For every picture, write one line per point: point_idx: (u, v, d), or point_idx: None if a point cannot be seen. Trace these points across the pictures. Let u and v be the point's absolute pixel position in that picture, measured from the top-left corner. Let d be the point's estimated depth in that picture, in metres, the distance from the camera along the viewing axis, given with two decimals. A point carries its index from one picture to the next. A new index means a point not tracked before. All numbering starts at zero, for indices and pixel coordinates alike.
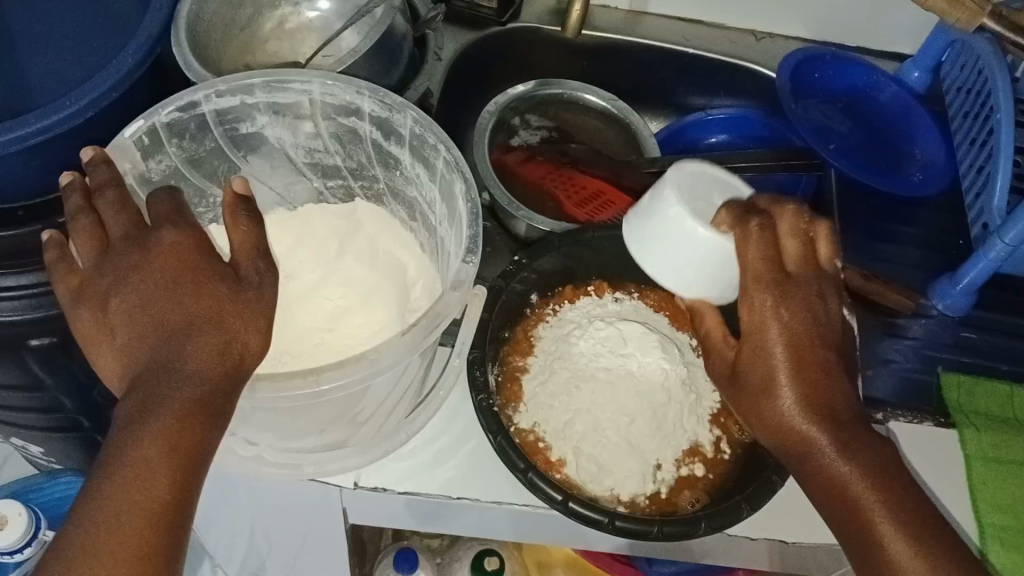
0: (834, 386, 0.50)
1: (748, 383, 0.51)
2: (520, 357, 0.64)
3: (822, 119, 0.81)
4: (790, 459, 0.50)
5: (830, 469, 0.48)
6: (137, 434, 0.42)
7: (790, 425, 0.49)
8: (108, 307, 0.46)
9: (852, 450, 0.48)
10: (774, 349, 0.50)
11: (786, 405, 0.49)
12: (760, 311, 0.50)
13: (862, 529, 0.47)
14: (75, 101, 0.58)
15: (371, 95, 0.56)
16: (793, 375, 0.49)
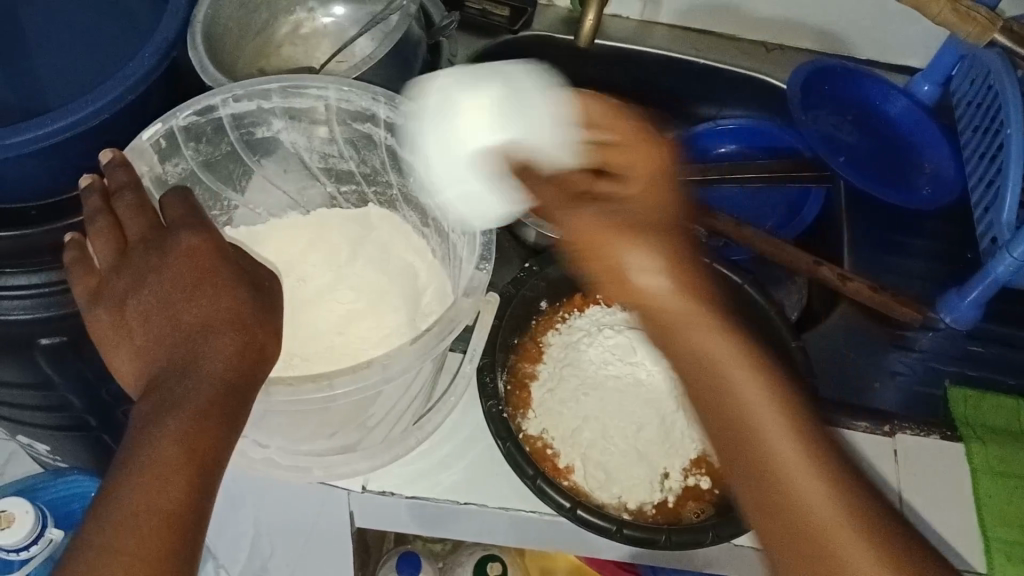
0: (737, 334, 0.49)
1: (659, 327, 0.49)
2: (530, 364, 0.64)
3: (830, 130, 0.82)
4: (701, 410, 0.49)
5: (756, 430, 0.47)
6: (156, 434, 0.43)
7: (709, 371, 0.48)
8: (127, 311, 0.47)
9: (764, 401, 0.47)
10: (670, 295, 0.48)
11: (701, 352, 0.48)
12: (656, 253, 0.47)
13: (772, 488, 0.46)
14: (92, 103, 0.58)
15: (387, 102, 0.56)
16: (700, 330, 0.48)
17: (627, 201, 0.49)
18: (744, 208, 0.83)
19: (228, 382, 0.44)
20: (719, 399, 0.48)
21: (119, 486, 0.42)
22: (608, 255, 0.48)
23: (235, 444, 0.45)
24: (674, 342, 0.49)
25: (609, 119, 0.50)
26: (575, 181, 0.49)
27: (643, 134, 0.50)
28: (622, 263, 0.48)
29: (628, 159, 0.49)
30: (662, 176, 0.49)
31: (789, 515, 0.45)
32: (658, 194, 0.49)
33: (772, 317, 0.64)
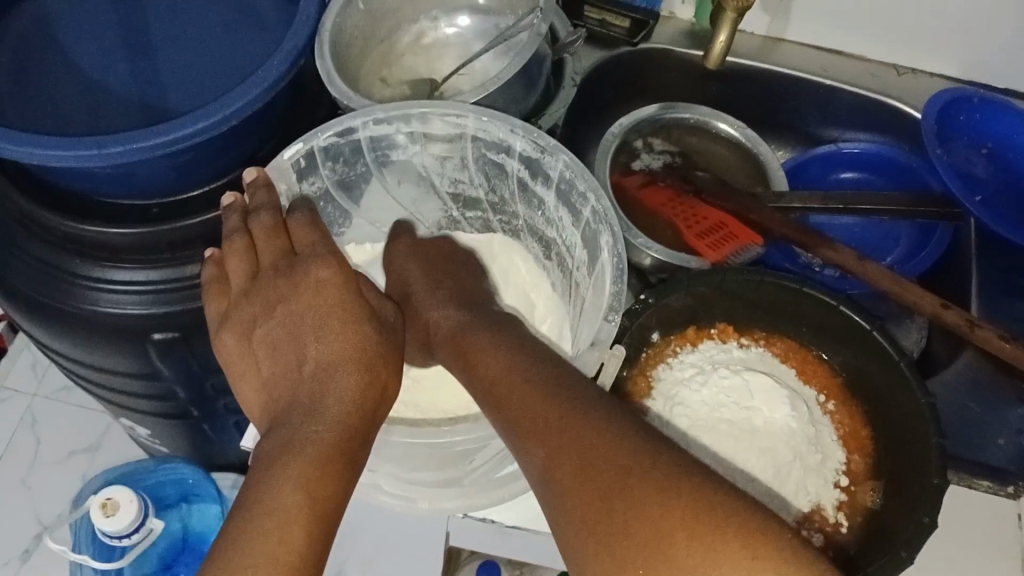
0: (502, 346, 0.51)
1: (456, 359, 0.53)
2: (639, 399, 0.62)
3: (965, 164, 0.78)
4: (489, 416, 0.49)
5: (507, 427, 0.47)
6: (277, 479, 0.41)
7: (486, 386, 0.50)
8: (254, 339, 0.48)
9: (516, 398, 0.47)
10: (459, 333, 0.54)
11: (469, 364, 0.52)
12: (438, 310, 0.57)
13: (546, 472, 0.45)
14: (218, 111, 0.57)
15: (524, 135, 0.56)
16: (472, 352, 0.52)
17: (421, 289, 0.59)
18: (863, 242, 0.81)
19: (350, 426, 0.44)
20: (506, 394, 0.48)
21: (239, 533, 0.39)
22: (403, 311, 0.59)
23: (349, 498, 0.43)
24: (462, 367, 0.52)
25: (431, 255, 0.61)
26: (400, 290, 0.60)
27: (424, 250, 0.61)
28: (443, 322, 0.56)
29: (401, 268, 0.61)
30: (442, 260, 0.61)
31: (569, 493, 0.43)
32: (452, 280, 0.59)
33: (904, 369, 0.59)
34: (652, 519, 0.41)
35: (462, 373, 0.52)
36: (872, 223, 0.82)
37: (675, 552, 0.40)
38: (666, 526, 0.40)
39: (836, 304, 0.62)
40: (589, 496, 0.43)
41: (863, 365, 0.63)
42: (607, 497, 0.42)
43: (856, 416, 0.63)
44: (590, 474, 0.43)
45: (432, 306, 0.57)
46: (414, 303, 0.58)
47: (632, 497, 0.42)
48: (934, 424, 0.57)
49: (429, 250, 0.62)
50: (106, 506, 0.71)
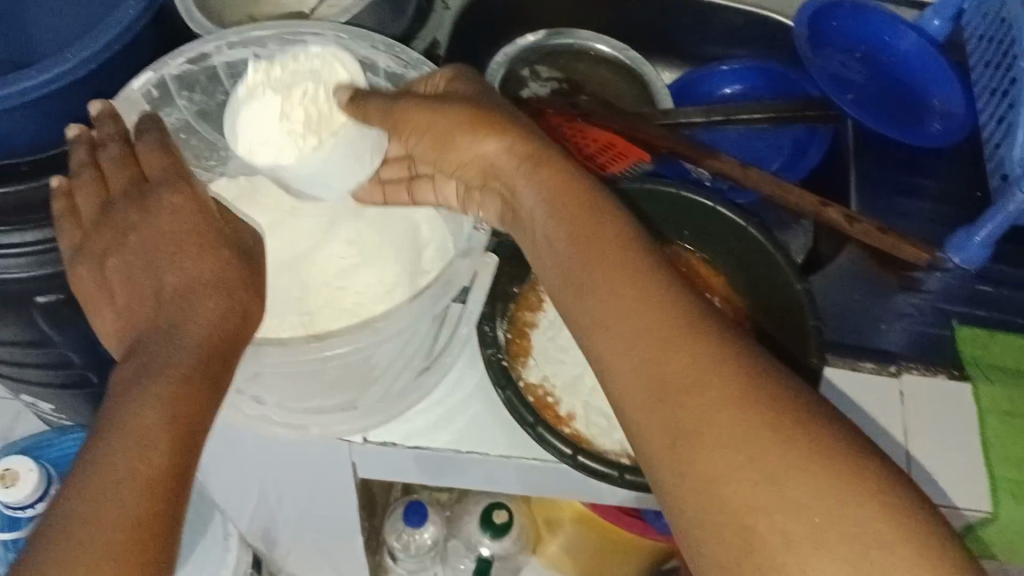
0: (623, 235, 0.46)
1: (561, 243, 0.47)
2: (530, 312, 0.64)
3: (839, 68, 0.81)
4: (613, 307, 0.44)
5: (640, 321, 0.43)
6: (136, 401, 0.41)
7: (604, 281, 0.45)
8: (108, 272, 0.48)
9: (652, 294, 0.43)
10: (561, 219, 0.48)
11: (570, 249, 0.47)
12: (528, 172, 0.50)
13: (700, 378, 0.40)
14: (78, 55, 0.55)
15: (386, 51, 0.58)
16: (586, 240, 0.46)
17: (482, 113, 0.51)
18: (750, 154, 0.82)
19: (210, 349, 0.44)
20: (639, 286, 0.44)
21: (99, 454, 0.40)
22: (455, 143, 0.52)
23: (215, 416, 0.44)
24: (564, 254, 0.47)
25: (470, 96, 0.53)
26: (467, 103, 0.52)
27: (464, 90, 0.54)
28: (533, 189, 0.49)
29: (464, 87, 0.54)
30: (481, 99, 0.53)
31: (720, 404, 0.40)
32: (524, 125, 0.52)
33: (780, 260, 0.62)
34: (840, 471, 0.37)
35: (568, 258, 0.47)
36: (756, 133, 0.83)
37: (869, 518, 0.36)
38: (856, 479, 0.37)
39: (714, 205, 0.64)
40: (758, 418, 0.39)
41: (737, 253, 0.65)
42: (780, 424, 0.39)
43: None
44: (752, 396, 0.39)
45: (505, 132, 0.51)
46: (482, 111, 0.52)
47: (811, 437, 0.38)
48: (809, 307, 0.60)
49: (481, 89, 0.54)
50: (4, 478, 0.69)
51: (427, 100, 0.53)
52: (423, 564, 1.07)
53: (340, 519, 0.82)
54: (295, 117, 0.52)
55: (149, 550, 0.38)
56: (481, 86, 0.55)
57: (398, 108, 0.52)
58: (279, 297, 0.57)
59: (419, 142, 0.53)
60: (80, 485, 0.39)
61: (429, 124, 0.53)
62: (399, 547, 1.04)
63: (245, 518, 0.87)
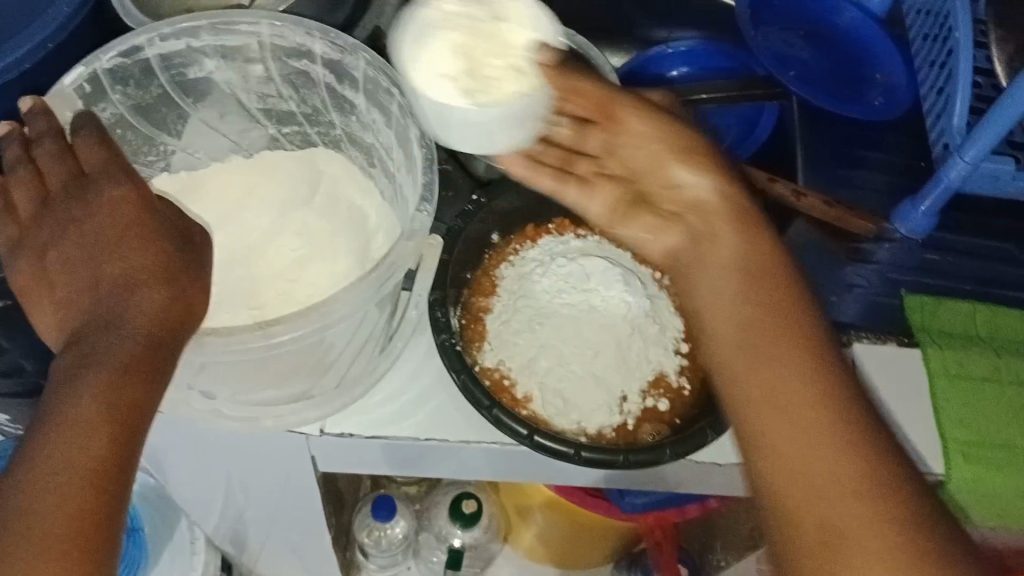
0: (813, 316, 0.43)
1: (743, 298, 0.44)
2: (483, 298, 0.65)
3: (782, 46, 0.82)
4: (779, 386, 0.41)
5: (818, 405, 0.40)
6: (74, 393, 0.41)
7: (794, 355, 0.42)
8: (48, 266, 0.45)
9: (842, 387, 0.41)
10: (742, 274, 0.45)
11: (751, 310, 0.44)
12: (729, 226, 0.46)
13: (858, 493, 0.39)
14: (4, 58, 0.56)
15: (322, 36, 0.57)
16: (777, 304, 0.43)
17: (696, 145, 0.48)
18: None
19: (151, 338, 0.43)
20: (806, 375, 0.41)
21: (40, 446, 0.40)
22: (661, 162, 0.49)
23: (160, 404, 0.43)
24: (751, 311, 0.44)
25: (679, 113, 0.51)
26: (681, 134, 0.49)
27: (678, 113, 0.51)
28: (737, 243, 0.46)
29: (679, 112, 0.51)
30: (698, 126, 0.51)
31: (867, 519, 0.38)
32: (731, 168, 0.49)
33: None
34: None
35: (741, 320, 0.44)
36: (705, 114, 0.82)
37: None
38: None
39: None
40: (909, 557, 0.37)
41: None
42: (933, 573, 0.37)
43: None
44: (907, 533, 0.38)
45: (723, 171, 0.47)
46: (704, 145, 0.48)
47: None
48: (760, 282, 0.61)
49: (695, 120, 0.51)
50: None
51: (651, 104, 0.50)
52: (395, 559, 1.07)
53: (307, 516, 0.81)
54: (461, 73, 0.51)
55: (92, 541, 0.39)
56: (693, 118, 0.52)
57: (616, 103, 0.50)
58: (229, 292, 0.55)
59: (630, 154, 0.51)
60: (23, 476, 0.40)
61: (641, 137, 0.49)
62: (370, 543, 1.03)
63: (211, 520, 0.87)
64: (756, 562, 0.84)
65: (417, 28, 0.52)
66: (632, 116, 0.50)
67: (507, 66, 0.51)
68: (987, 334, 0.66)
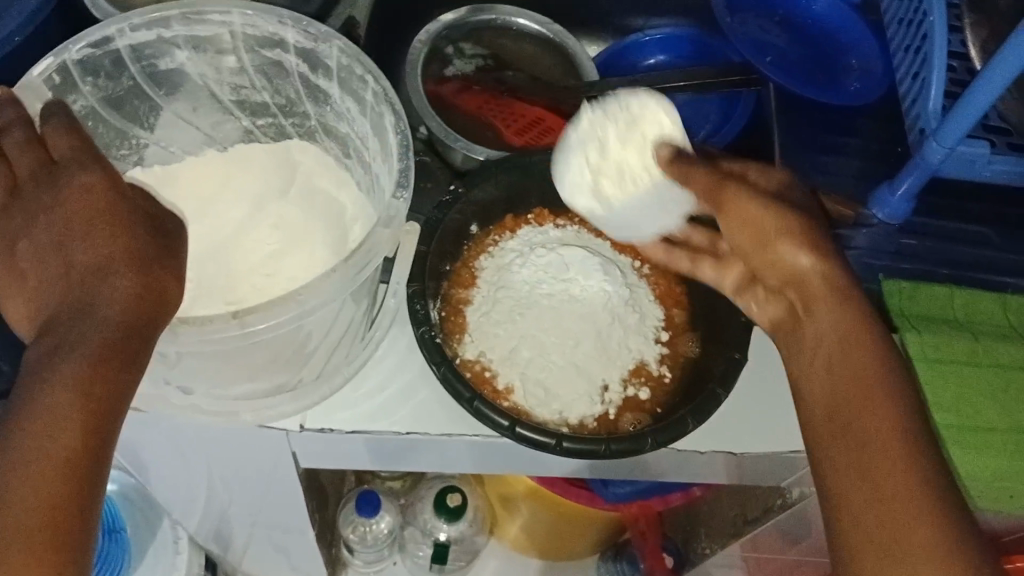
0: (902, 388, 0.47)
1: (833, 371, 0.49)
2: (463, 289, 0.65)
3: (758, 33, 0.82)
4: (851, 451, 0.46)
5: (908, 467, 0.45)
6: (47, 381, 0.40)
7: (887, 422, 0.46)
8: (18, 256, 0.44)
9: (930, 454, 0.46)
10: (833, 350, 0.49)
11: (845, 378, 0.48)
12: (851, 301, 0.50)
13: (917, 551, 0.43)
14: None
15: (294, 25, 0.56)
16: (860, 373, 0.48)
17: (809, 234, 0.53)
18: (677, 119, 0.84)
19: (125, 326, 0.42)
20: (877, 444, 0.45)
21: (11, 435, 0.40)
22: (770, 247, 0.53)
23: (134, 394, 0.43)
24: (845, 379, 0.48)
25: (781, 197, 0.54)
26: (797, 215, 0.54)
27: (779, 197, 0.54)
28: (856, 315, 0.50)
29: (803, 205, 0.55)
30: (796, 209, 0.54)
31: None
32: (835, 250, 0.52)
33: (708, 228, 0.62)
34: None
35: (823, 390, 0.49)
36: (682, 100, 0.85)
37: None
38: None
39: None
40: None
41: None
42: None
43: (671, 276, 0.66)
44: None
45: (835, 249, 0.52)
46: (804, 224, 0.53)
47: None
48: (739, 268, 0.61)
49: (808, 203, 0.55)
50: None
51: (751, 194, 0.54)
52: (381, 554, 1.06)
53: (290, 513, 0.81)
54: (601, 181, 0.60)
55: (63, 534, 0.38)
56: (808, 200, 0.56)
57: (727, 190, 0.54)
58: (205, 287, 0.55)
59: (737, 234, 0.55)
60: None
61: (746, 221, 0.54)
62: (355, 539, 1.03)
63: (194, 519, 0.86)
64: (740, 549, 0.84)
65: (576, 150, 0.60)
66: (755, 207, 0.54)
67: (637, 166, 0.60)
68: (964, 318, 0.67)
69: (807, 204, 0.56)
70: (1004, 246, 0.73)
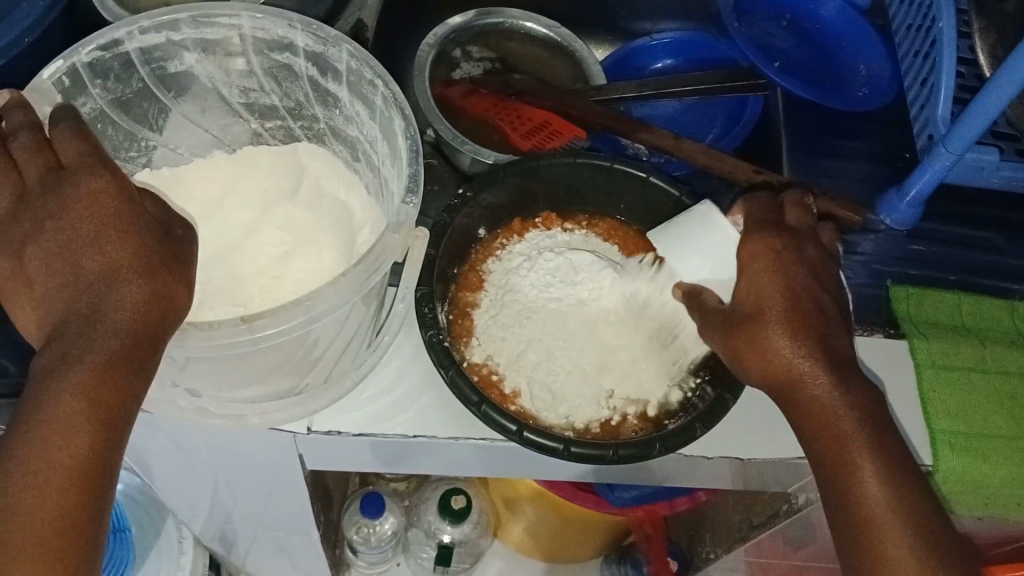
0: (895, 463, 0.50)
1: (814, 459, 0.52)
2: (470, 293, 0.65)
3: (763, 36, 0.83)
4: (845, 534, 0.50)
5: (893, 542, 0.48)
6: (56, 389, 0.40)
7: (866, 503, 0.49)
8: (24, 260, 0.44)
9: (912, 521, 0.49)
10: (809, 442, 0.52)
11: (826, 458, 0.51)
12: (816, 382, 0.52)
13: None
14: None
15: (304, 28, 0.56)
16: (840, 456, 0.51)
17: (771, 332, 0.53)
18: (685, 124, 0.84)
19: (134, 332, 0.42)
20: (868, 529, 0.49)
21: (20, 444, 0.40)
22: (740, 368, 0.54)
23: (143, 399, 0.43)
24: (818, 463, 0.52)
25: (750, 302, 0.55)
26: (752, 302, 0.54)
27: (746, 300, 0.55)
28: (823, 397, 0.52)
29: (774, 285, 0.54)
30: (766, 309, 0.54)
31: None
32: (809, 340, 0.53)
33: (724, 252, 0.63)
34: None
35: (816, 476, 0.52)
36: (689, 106, 0.85)
37: None
38: None
39: (646, 176, 0.66)
40: None
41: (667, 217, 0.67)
42: None
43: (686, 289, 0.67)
44: None
45: (788, 340, 0.52)
46: (769, 338, 0.53)
47: None
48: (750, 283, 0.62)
49: (784, 286, 0.54)
50: None
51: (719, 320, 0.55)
52: (384, 555, 1.07)
53: (296, 514, 0.81)
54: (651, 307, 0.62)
55: (72, 543, 0.39)
56: (787, 277, 0.55)
57: (700, 324, 0.56)
58: (213, 289, 0.55)
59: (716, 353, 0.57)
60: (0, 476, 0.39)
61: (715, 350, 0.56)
62: (359, 540, 1.02)
63: (199, 520, 0.86)
64: (743, 554, 0.85)
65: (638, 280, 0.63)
66: (717, 331, 0.55)
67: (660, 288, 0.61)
68: (971, 324, 0.67)
69: (781, 281, 0.55)
70: (1011, 252, 0.73)
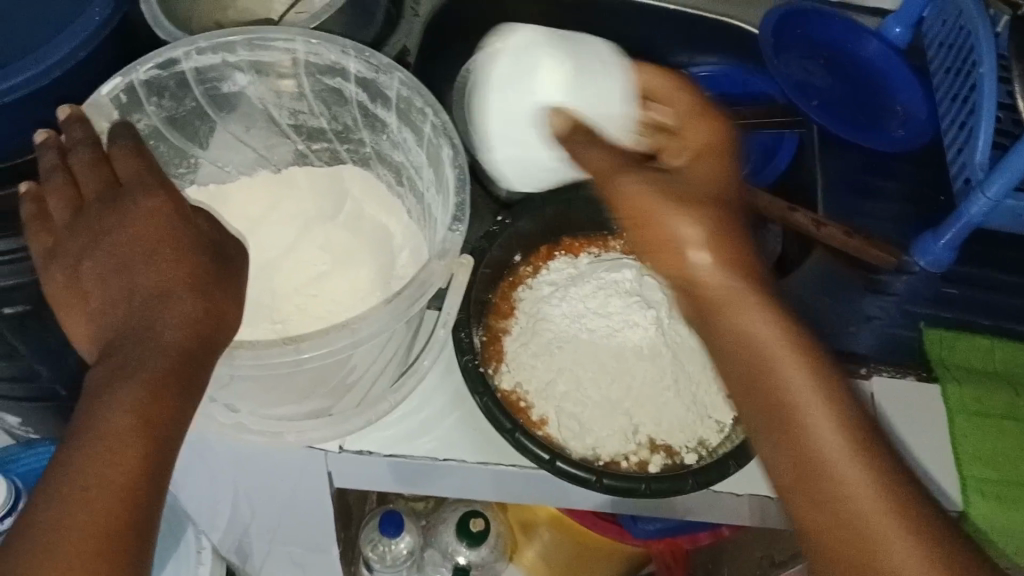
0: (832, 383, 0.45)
1: (744, 388, 0.46)
2: (501, 320, 0.65)
3: (802, 74, 0.81)
4: (788, 476, 0.44)
5: (848, 476, 0.43)
6: (109, 402, 0.41)
7: (806, 436, 0.44)
8: (81, 276, 0.45)
9: (862, 447, 0.43)
10: (744, 362, 0.46)
11: (760, 390, 0.45)
12: (746, 313, 0.46)
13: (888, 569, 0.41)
14: (20, 75, 0.54)
15: (357, 55, 0.57)
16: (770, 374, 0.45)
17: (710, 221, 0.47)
18: None
19: (185, 349, 0.43)
20: (813, 465, 0.43)
21: (71, 459, 0.40)
22: (659, 252, 0.47)
23: (191, 416, 0.43)
24: (746, 393, 0.46)
25: (677, 194, 0.48)
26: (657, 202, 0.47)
27: (653, 191, 0.48)
28: (747, 320, 0.46)
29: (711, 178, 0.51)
30: (697, 206, 0.47)
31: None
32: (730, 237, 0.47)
33: None
34: None
35: (747, 409, 0.46)
36: None
37: None
38: None
39: None
40: None
41: None
42: None
43: None
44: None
45: (712, 264, 0.46)
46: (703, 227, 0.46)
47: None
48: None
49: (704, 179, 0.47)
50: None
51: (638, 209, 0.48)
52: None
53: (315, 530, 0.81)
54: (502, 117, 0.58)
55: (119, 558, 0.39)
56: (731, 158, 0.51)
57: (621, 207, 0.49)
58: (253, 305, 0.55)
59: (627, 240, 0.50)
60: (51, 491, 0.40)
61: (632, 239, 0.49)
62: (375, 558, 1.01)
63: (219, 532, 0.86)
64: None
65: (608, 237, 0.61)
66: (636, 218, 0.48)
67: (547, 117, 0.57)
68: (1007, 370, 0.66)
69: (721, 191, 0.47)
70: None
